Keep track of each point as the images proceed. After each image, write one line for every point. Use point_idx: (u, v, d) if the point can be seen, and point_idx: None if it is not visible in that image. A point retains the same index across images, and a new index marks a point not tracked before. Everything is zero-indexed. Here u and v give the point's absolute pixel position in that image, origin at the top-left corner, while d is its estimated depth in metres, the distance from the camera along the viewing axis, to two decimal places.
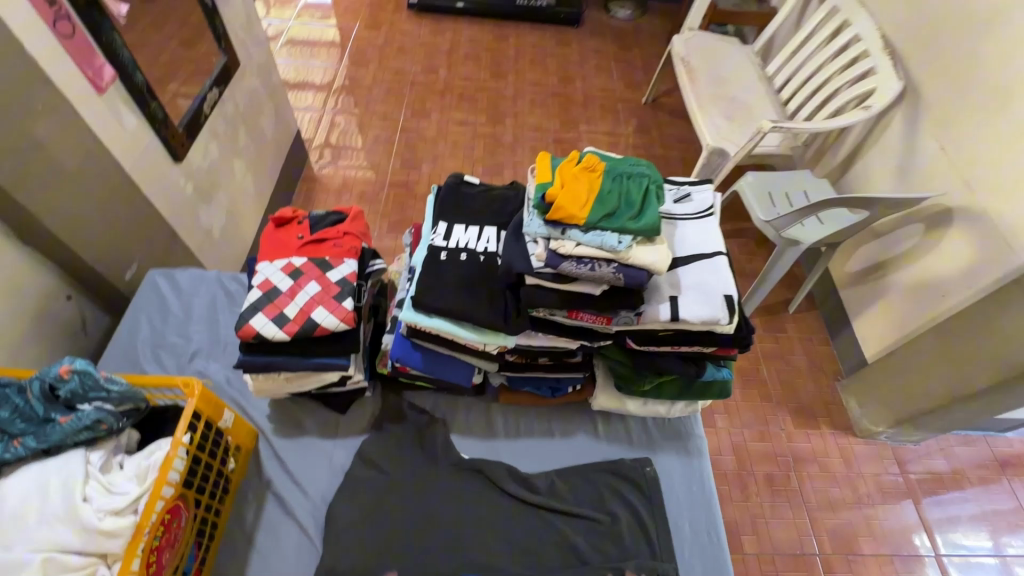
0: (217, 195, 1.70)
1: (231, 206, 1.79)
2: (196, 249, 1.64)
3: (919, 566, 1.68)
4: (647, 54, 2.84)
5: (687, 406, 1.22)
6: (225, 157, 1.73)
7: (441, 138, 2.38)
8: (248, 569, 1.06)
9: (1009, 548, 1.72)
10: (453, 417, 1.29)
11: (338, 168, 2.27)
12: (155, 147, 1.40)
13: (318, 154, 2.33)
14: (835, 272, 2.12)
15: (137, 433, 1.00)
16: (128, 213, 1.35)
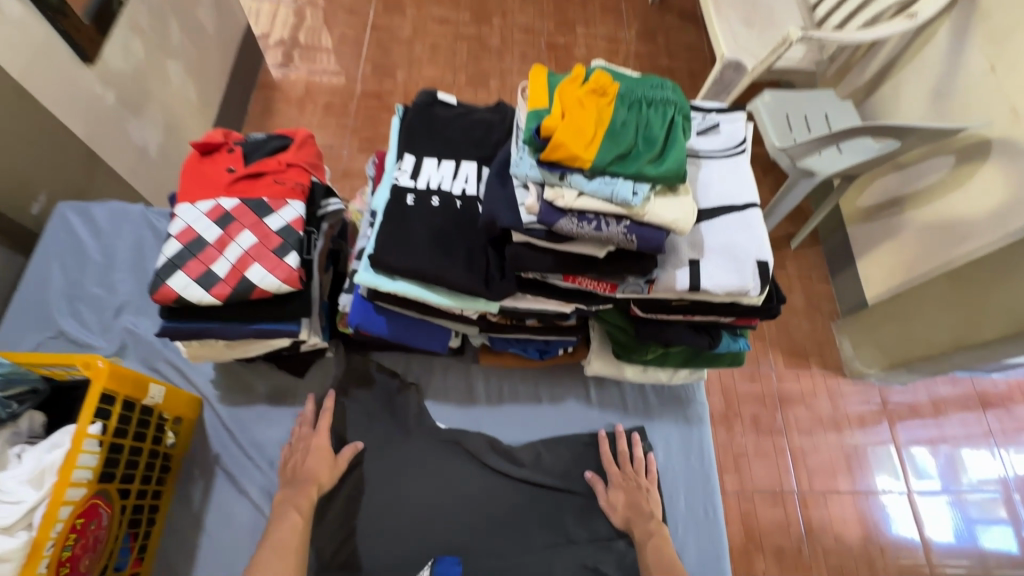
0: (150, 107, 1.34)
1: (173, 120, 1.44)
2: (128, 173, 1.31)
3: (883, 501, 1.63)
4: None
5: (690, 373, 1.08)
6: (155, 59, 1.34)
7: (418, 39, 2.01)
8: (198, 552, 0.96)
9: (965, 485, 1.65)
10: (427, 380, 1.14)
11: (301, 72, 1.92)
12: (53, 42, 1.05)
13: (273, 51, 1.95)
14: (846, 207, 1.82)
15: (42, 415, 0.82)
16: (29, 136, 1.05)
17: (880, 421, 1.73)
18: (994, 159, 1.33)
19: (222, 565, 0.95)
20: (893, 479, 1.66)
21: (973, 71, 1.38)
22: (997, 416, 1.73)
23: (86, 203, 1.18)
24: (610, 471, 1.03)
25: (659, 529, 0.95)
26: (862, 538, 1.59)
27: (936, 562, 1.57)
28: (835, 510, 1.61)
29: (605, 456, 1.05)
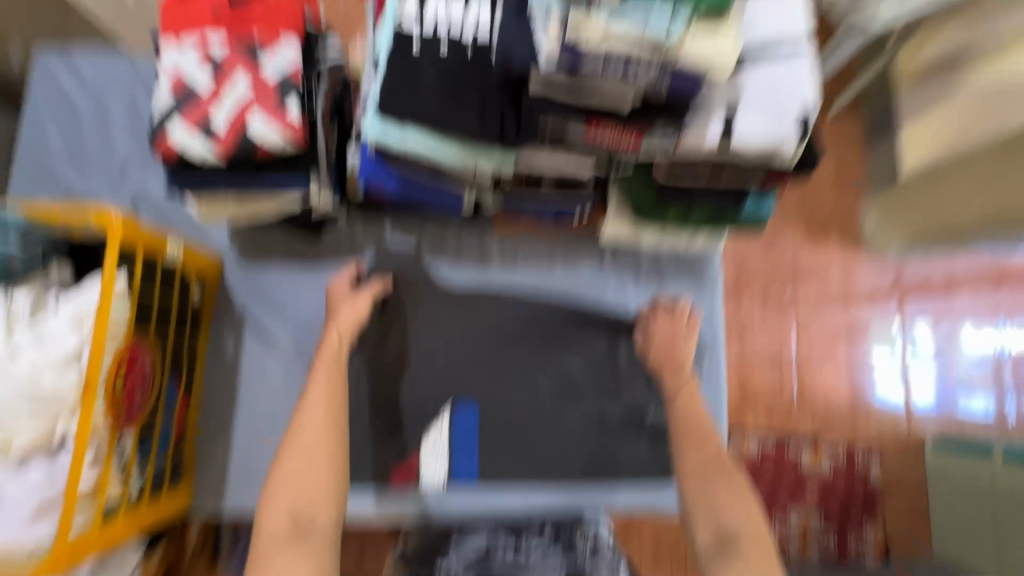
0: None
1: None
2: None
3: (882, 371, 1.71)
4: None
5: (708, 239, 1.08)
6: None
7: None
8: (238, 393, 1.05)
9: (960, 356, 1.71)
10: (439, 244, 1.14)
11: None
12: None
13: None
14: (903, 64, 1.53)
15: (69, 269, 0.86)
16: None
17: (891, 298, 1.73)
18: None
19: (260, 408, 1.05)
20: (890, 346, 1.71)
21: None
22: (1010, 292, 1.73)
23: (68, 49, 1.11)
24: (649, 319, 1.10)
25: (687, 382, 1.02)
26: (849, 399, 1.70)
27: (916, 421, 1.69)
28: (827, 378, 1.70)
29: (645, 312, 1.11)
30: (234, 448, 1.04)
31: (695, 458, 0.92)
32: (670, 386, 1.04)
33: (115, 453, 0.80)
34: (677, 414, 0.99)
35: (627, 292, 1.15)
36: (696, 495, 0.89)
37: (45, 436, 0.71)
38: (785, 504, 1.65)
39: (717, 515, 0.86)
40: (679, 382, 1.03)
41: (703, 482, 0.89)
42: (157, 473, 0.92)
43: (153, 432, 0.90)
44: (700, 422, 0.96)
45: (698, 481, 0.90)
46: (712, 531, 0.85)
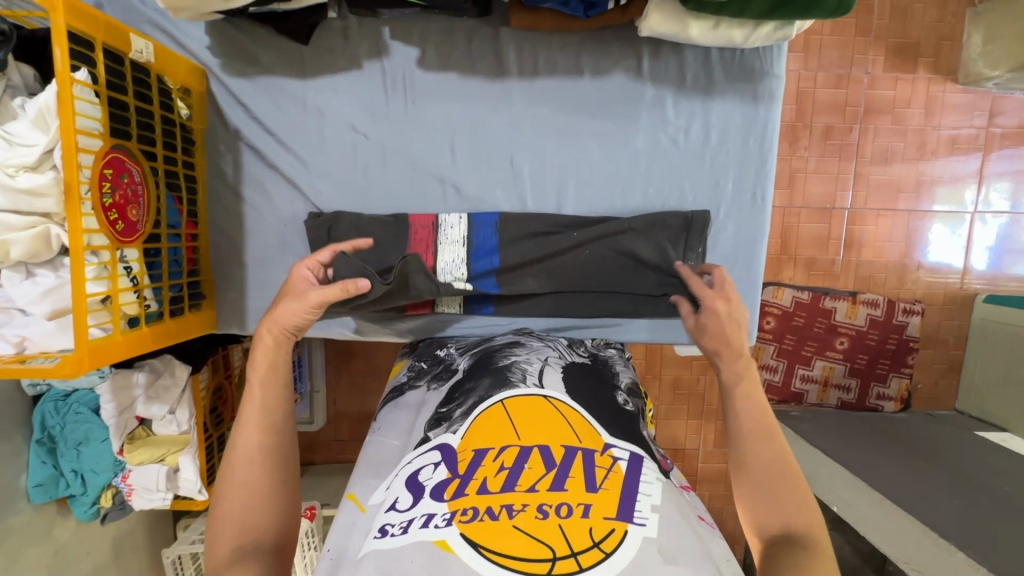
0: None
1: None
2: None
3: (905, 221, 1.70)
4: None
5: (775, 32, 0.87)
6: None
7: None
8: (244, 219, 1.01)
9: (987, 208, 1.70)
10: (449, 50, 0.97)
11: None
12: None
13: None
14: None
15: (30, 70, 0.76)
16: None
17: (934, 148, 1.68)
18: None
19: (272, 232, 1.01)
20: (957, 197, 1.69)
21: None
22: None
23: None
24: (704, 294, 0.91)
25: (750, 369, 0.83)
26: (901, 253, 1.72)
27: (968, 279, 1.73)
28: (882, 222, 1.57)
29: (695, 287, 0.92)
30: (249, 270, 1.02)
31: (760, 463, 0.75)
32: (726, 376, 0.84)
33: (122, 268, 0.78)
34: (732, 424, 0.81)
35: (667, 106, 0.99)
36: (760, 492, 0.75)
37: (41, 241, 0.69)
38: (812, 354, 1.72)
39: (779, 511, 0.73)
40: (740, 371, 0.83)
41: (767, 492, 0.74)
42: (174, 293, 0.91)
43: (160, 251, 0.88)
44: (763, 415, 0.79)
45: (759, 490, 0.75)
46: (772, 529, 0.72)
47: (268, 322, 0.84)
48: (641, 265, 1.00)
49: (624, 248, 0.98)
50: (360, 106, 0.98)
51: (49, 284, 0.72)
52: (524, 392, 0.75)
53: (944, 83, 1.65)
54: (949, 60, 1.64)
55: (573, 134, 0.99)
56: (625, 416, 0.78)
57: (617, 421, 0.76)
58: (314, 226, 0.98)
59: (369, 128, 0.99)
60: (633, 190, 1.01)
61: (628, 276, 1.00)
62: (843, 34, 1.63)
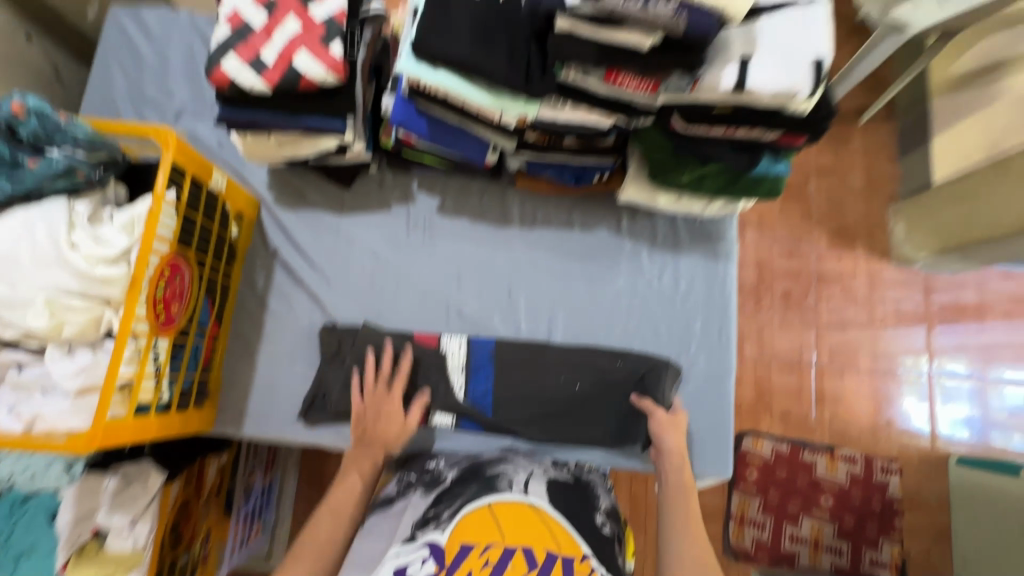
0: None
1: None
2: None
3: (877, 380, 1.82)
4: None
5: (725, 206, 1.10)
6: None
7: None
8: (265, 327, 1.11)
9: (944, 372, 1.81)
10: (464, 201, 1.19)
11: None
12: None
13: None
14: (936, 76, 1.76)
15: (123, 188, 0.93)
16: None
17: (889, 319, 1.86)
18: None
19: (287, 338, 1.11)
20: (913, 363, 1.83)
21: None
22: (1013, 299, 1.84)
23: (137, 8, 1.22)
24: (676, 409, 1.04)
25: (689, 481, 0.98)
26: (871, 410, 1.80)
27: (937, 442, 1.78)
28: (849, 384, 1.81)
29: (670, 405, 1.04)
30: (257, 373, 1.09)
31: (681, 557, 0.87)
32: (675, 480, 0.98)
33: (152, 353, 0.86)
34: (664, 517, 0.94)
35: (642, 257, 1.18)
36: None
37: (92, 324, 0.79)
38: (798, 511, 1.72)
39: None
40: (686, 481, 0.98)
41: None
42: (186, 387, 0.97)
43: (185, 345, 0.96)
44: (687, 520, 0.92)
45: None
46: None
47: (380, 440, 0.99)
48: (608, 386, 1.08)
49: (593, 371, 1.09)
50: (385, 239, 1.16)
51: (85, 362, 0.79)
52: (511, 499, 0.78)
53: (881, 262, 1.89)
54: (882, 243, 1.90)
55: (563, 276, 1.17)
56: (607, 546, 0.79)
57: (600, 547, 0.78)
58: (327, 335, 1.08)
59: (390, 256, 1.15)
60: (614, 324, 1.15)
61: (598, 397, 1.08)
62: (792, 216, 1.92)
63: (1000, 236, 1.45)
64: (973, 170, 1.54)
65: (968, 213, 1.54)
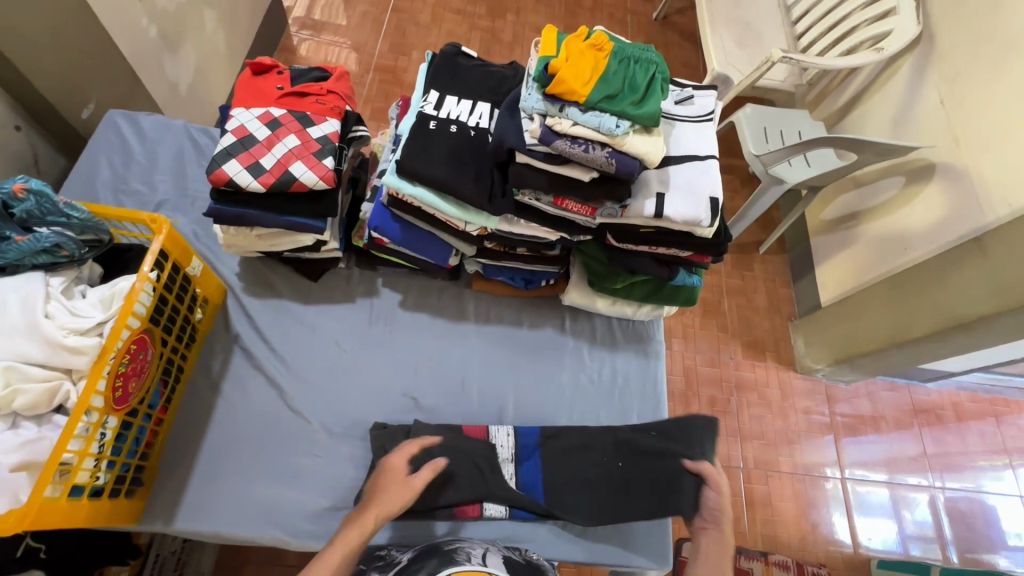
0: (185, 46, 1.57)
1: (200, 58, 1.67)
2: (161, 101, 1.55)
3: (801, 484, 1.92)
4: None
5: (652, 310, 1.29)
6: (195, 4, 1.57)
7: (438, 34, 2.39)
8: (215, 412, 1.10)
9: (854, 473, 1.95)
10: (423, 298, 1.30)
11: (321, 42, 2.29)
12: None
13: (297, 25, 2.31)
14: (811, 218, 2.18)
15: (99, 267, 0.96)
16: (84, 48, 1.22)
17: (804, 426, 2.01)
18: (937, 181, 1.61)
19: (238, 424, 1.10)
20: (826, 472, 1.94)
21: (928, 101, 1.68)
22: (899, 408, 2.06)
23: (135, 114, 1.36)
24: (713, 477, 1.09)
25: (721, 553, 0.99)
26: (795, 514, 1.87)
27: (860, 549, 1.85)
28: (774, 486, 1.90)
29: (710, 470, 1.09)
30: (200, 462, 1.06)
31: None
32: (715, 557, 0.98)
33: (99, 433, 0.83)
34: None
35: (583, 354, 1.31)
36: None
37: (47, 394, 0.78)
38: None
39: None
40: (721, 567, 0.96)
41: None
42: (121, 472, 0.93)
43: (131, 426, 0.94)
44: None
45: None
46: None
47: (376, 506, 0.91)
48: (635, 453, 1.14)
49: (636, 441, 1.15)
50: (347, 329, 1.23)
51: (29, 436, 0.77)
52: (472, 568, 0.80)
53: (789, 372, 2.10)
54: (787, 353, 2.14)
55: (513, 369, 1.26)
56: None
57: None
58: (379, 433, 1.10)
59: (351, 345, 1.22)
60: (559, 413, 1.24)
61: (642, 463, 1.13)
62: (710, 329, 2.14)
63: (881, 350, 1.72)
64: (853, 295, 1.85)
65: (854, 330, 1.82)
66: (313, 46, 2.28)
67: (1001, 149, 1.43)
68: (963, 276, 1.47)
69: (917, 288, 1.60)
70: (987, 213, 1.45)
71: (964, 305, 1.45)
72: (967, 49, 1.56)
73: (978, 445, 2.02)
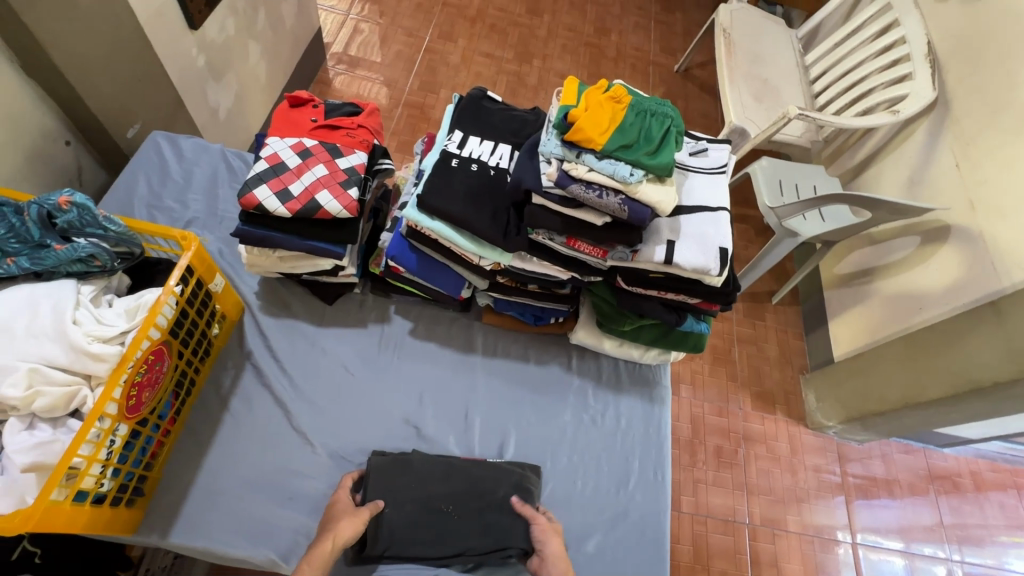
0: (228, 75, 1.68)
1: (240, 87, 1.77)
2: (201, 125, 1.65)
3: (808, 546, 1.85)
4: (673, 31, 2.95)
5: (659, 354, 1.29)
6: (240, 37, 1.67)
7: (467, 74, 2.51)
8: (220, 428, 1.12)
9: (865, 538, 1.87)
10: (434, 327, 1.32)
11: (357, 77, 2.41)
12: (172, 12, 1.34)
13: (335, 60, 2.45)
14: (824, 272, 2.18)
15: (127, 279, 1.01)
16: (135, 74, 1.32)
17: (812, 484, 1.95)
18: (953, 242, 1.61)
19: (242, 442, 1.11)
20: (834, 534, 1.87)
21: (943, 164, 1.70)
22: (913, 473, 2.00)
23: (176, 136, 1.44)
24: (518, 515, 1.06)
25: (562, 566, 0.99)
26: None
27: None
28: (780, 546, 1.83)
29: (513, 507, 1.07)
30: (199, 476, 1.07)
31: None
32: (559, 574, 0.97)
33: (109, 439, 0.85)
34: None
35: (588, 394, 1.30)
36: None
37: (66, 397, 0.81)
38: None
39: None
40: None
41: None
42: (124, 481, 0.95)
43: (138, 436, 0.96)
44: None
45: None
46: None
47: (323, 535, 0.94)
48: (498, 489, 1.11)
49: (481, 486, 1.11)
50: (357, 354, 1.25)
51: (43, 438, 0.79)
52: None
53: (799, 426, 2.06)
54: (798, 408, 2.10)
55: (518, 404, 1.27)
56: None
57: None
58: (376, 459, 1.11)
59: (359, 369, 1.24)
60: (560, 453, 1.23)
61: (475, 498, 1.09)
62: (719, 376, 2.12)
63: (894, 411, 1.68)
64: (867, 353, 1.83)
65: (868, 389, 1.79)
66: (348, 80, 2.40)
67: (1016, 215, 1.44)
68: (981, 340, 1.45)
69: (933, 350, 1.58)
70: (1002, 279, 1.44)
71: (979, 369, 1.44)
72: (982, 117, 1.59)
73: (998, 518, 1.94)
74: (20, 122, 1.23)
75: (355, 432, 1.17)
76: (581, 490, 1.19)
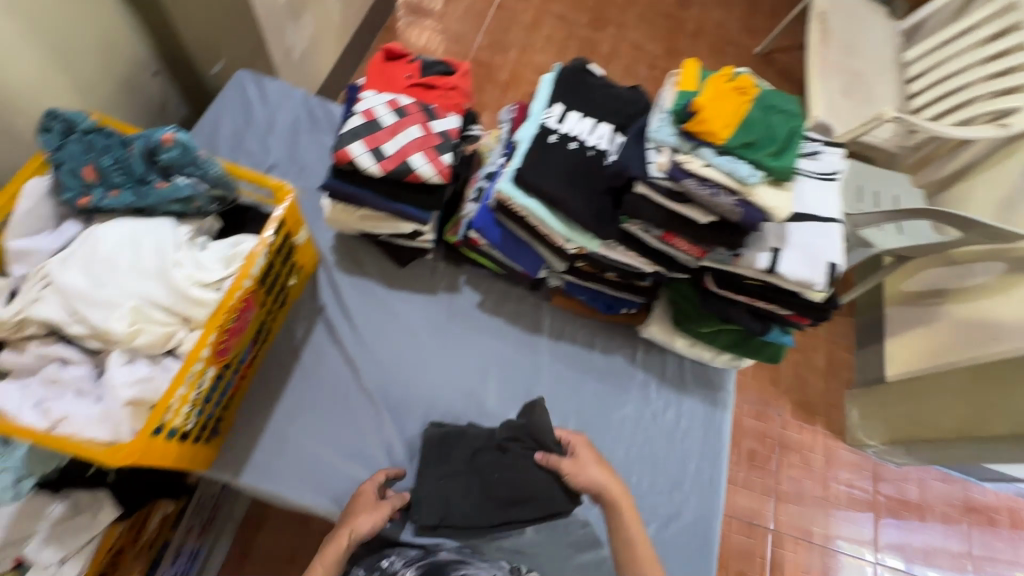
0: (305, 15, 1.63)
1: (315, 28, 1.72)
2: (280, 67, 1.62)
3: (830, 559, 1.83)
4: (760, 9, 2.74)
5: (731, 359, 1.26)
6: None
7: (537, 36, 2.40)
8: (292, 378, 1.14)
9: (887, 559, 1.85)
10: (502, 303, 1.30)
11: (424, 28, 2.32)
12: None
13: (404, 7, 2.36)
14: (889, 287, 2.01)
15: (218, 224, 1.00)
16: None
17: (842, 500, 1.91)
18: None
19: (311, 395, 1.13)
20: (857, 550, 1.85)
21: None
22: (949, 503, 1.93)
23: (261, 77, 1.41)
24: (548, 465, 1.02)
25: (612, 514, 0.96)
26: None
27: None
28: (801, 555, 1.82)
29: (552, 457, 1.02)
30: (270, 422, 1.10)
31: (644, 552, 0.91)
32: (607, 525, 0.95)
33: (199, 381, 0.87)
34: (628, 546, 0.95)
35: (651, 389, 1.28)
36: None
37: (165, 336, 0.83)
38: None
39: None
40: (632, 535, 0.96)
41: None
42: (206, 420, 0.98)
43: (222, 379, 0.98)
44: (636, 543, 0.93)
45: None
46: None
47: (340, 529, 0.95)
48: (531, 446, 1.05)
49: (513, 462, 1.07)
50: (426, 321, 1.25)
51: (142, 374, 0.81)
52: None
53: (837, 442, 1.99)
54: (839, 423, 2.02)
55: (579, 390, 1.25)
56: None
57: None
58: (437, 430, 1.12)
59: (426, 336, 1.23)
60: (617, 446, 1.22)
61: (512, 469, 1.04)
62: (761, 380, 2.05)
63: (949, 442, 1.62)
64: (928, 379, 1.73)
65: (924, 416, 1.72)
66: (415, 29, 2.32)
67: None
68: None
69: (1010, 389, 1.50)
70: None
71: None
72: None
73: None
74: (116, 50, 1.22)
75: (418, 398, 1.18)
76: (635, 485, 1.19)
